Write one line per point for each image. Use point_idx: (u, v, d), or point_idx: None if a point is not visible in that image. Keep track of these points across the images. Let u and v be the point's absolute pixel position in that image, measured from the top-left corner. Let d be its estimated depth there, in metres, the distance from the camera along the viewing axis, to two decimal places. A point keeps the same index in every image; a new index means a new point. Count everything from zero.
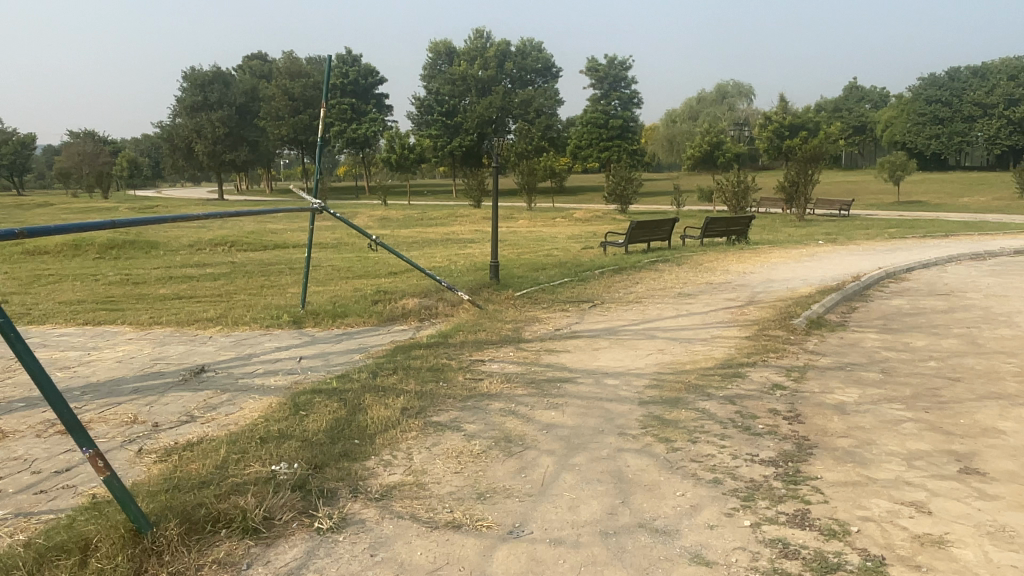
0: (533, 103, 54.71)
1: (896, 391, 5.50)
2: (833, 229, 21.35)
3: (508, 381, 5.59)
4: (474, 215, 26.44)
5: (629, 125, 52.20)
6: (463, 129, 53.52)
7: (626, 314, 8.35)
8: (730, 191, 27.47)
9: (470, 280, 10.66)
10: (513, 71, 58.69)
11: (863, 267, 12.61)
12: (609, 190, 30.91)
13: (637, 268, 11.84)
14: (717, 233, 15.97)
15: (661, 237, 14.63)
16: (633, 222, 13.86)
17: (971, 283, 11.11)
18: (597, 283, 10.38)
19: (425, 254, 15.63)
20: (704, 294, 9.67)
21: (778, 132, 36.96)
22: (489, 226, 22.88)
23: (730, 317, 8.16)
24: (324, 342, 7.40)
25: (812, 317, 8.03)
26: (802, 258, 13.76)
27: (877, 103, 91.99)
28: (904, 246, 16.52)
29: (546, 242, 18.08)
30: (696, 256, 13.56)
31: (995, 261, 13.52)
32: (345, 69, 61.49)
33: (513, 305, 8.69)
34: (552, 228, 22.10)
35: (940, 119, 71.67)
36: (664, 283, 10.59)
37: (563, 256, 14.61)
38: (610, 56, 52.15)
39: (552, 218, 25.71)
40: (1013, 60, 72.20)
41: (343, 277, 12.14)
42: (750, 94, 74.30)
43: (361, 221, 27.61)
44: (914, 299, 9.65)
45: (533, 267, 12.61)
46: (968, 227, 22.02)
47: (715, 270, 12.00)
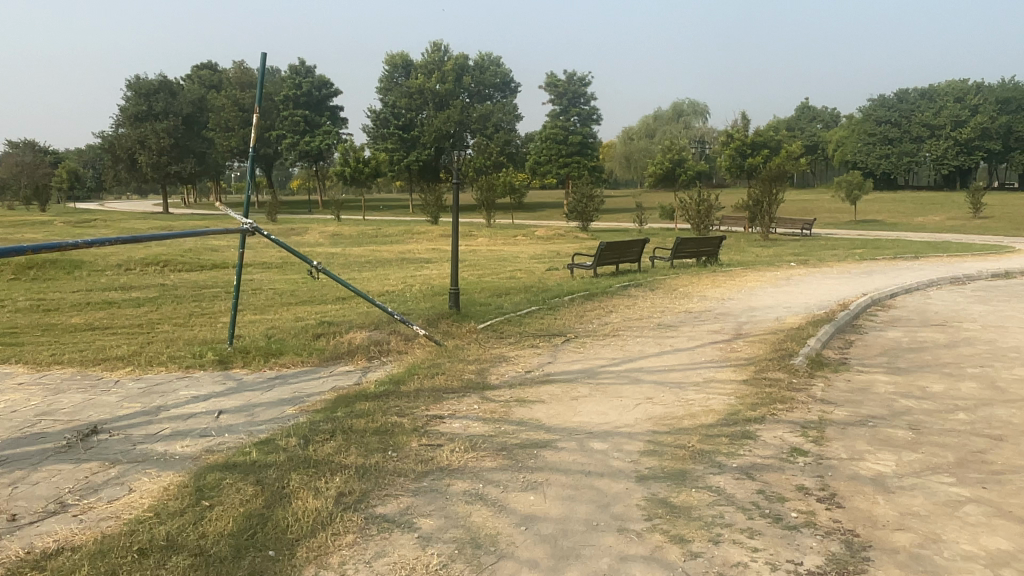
0: (491, 118, 54.07)
1: (937, 457, 4.60)
2: (801, 249, 20.80)
3: (474, 448, 4.52)
4: (431, 232, 25.41)
5: (588, 141, 51.73)
6: (420, 143, 53.19)
7: (604, 351, 7.36)
8: (693, 210, 26.91)
9: (427, 309, 9.58)
10: (471, 85, 57.62)
11: (845, 292, 11.91)
12: (570, 208, 30.17)
13: (608, 295, 10.92)
14: (688, 253, 15.17)
15: (631, 259, 13.76)
16: (602, 243, 12.93)
17: (962, 311, 10.44)
18: (568, 313, 9.40)
19: (377, 276, 14.53)
20: (685, 326, 8.76)
21: (740, 150, 36.53)
22: (447, 244, 21.85)
23: (721, 355, 7.23)
24: (251, 390, 6.22)
25: (812, 355, 7.14)
26: (779, 283, 13.01)
27: (829, 123, 93.88)
28: (878, 268, 15.96)
29: (507, 263, 17.09)
30: (669, 280, 12.70)
31: (977, 286, 12.97)
32: (298, 80, 59.95)
33: (476, 340, 7.65)
34: (513, 246, 21.14)
35: (890, 139, 73.27)
36: (639, 312, 9.66)
37: (527, 279, 13.63)
38: (570, 71, 51.86)
39: (512, 235, 24.82)
40: (958, 82, 74.18)
41: (283, 303, 10.94)
42: (705, 113, 74.91)
43: (311, 237, 26.30)
44: (911, 331, 8.88)
45: (495, 293, 11.57)
46: (933, 247, 21.76)
47: (691, 296, 11.14)
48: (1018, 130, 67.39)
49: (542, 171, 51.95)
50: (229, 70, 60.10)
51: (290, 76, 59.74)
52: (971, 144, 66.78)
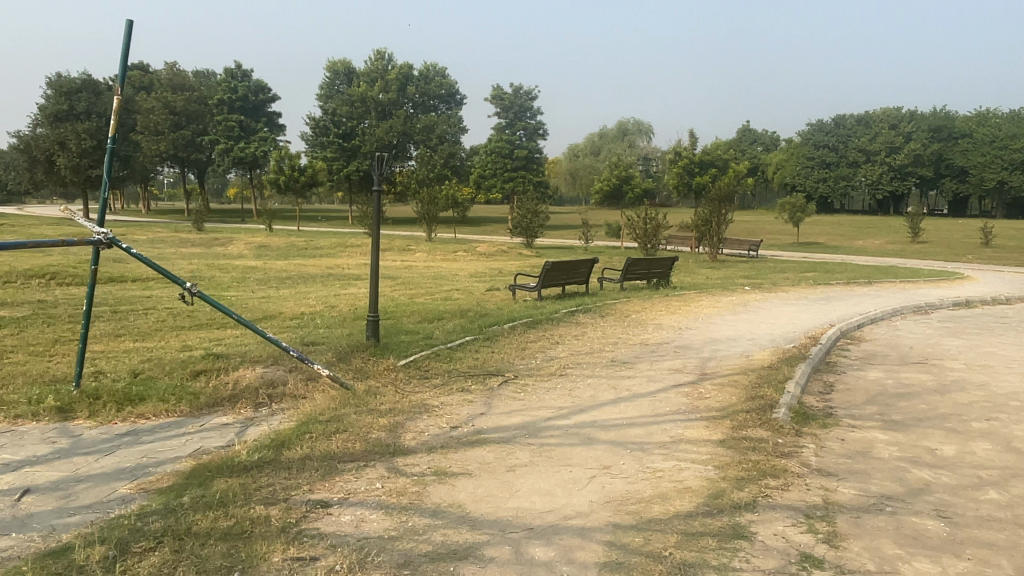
0: (435, 130, 52.64)
1: (992, 568, 3.43)
2: (752, 272, 20.04)
3: (361, 567, 3.15)
4: (365, 245, 23.82)
5: (534, 157, 50.84)
6: (361, 153, 51.47)
7: (551, 398, 6.06)
8: (640, 228, 26.05)
9: (342, 338, 8.14)
10: (416, 96, 55.93)
11: (810, 322, 10.92)
12: (514, 222, 29.06)
13: (555, 322, 9.69)
14: (639, 275, 14.07)
15: (578, 279, 12.59)
16: (547, 261, 11.69)
17: (937, 345, 9.57)
18: (509, 345, 8.09)
19: (296, 293, 13.01)
20: (642, 362, 7.54)
21: (687, 168, 35.89)
22: (380, 259, 20.35)
23: (688, 404, 6.01)
24: (83, 455, 4.73)
25: (794, 406, 5.98)
26: (737, 309, 12.02)
27: (769, 146, 95.48)
28: (835, 293, 15.21)
29: (444, 281, 15.75)
30: (620, 304, 11.56)
31: (941, 317, 12.23)
32: (234, 83, 57.94)
33: (392, 383, 6.27)
34: (452, 263, 19.81)
35: (827, 163, 74.86)
36: (587, 344, 8.44)
37: (464, 300, 12.32)
38: (516, 85, 51.16)
39: (451, 251, 23.47)
40: (892, 109, 76.28)
41: (174, 329, 9.35)
42: (650, 132, 75.14)
43: (234, 249, 24.40)
44: (893, 371, 7.88)
45: (426, 317, 10.19)
46: (881, 272, 21.35)
47: (645, 324, 10.01)
48: (948, 158, 69.63)
49: (487, 185, 50.83)
50: (160, 70, 56.80)
51: (224, 80, 57.74)
52: (904, 170, 68.78)
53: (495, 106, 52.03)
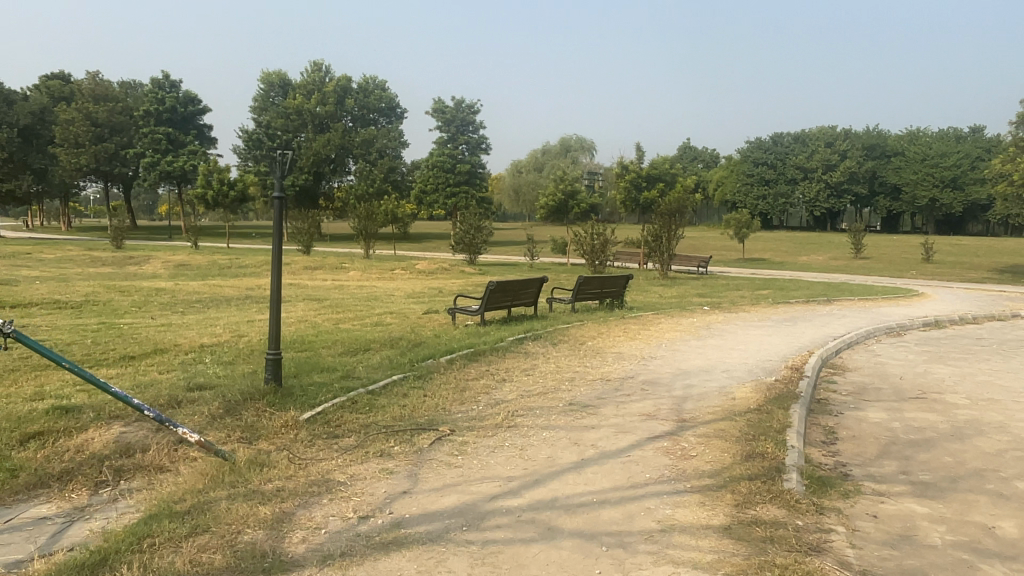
0: (375, 144, 51.07)
1: None
2: (706, 290, 19.15)
3: None
4: (294, 263, 22.03)
5: (477, 171, 49.62)
6: (298, 166, 50.18)
7: (497, 464, 4.67)
8: (587, 244, 25.08)
9: (239, 382, 6.56)
10: (355, 109, 54.23)
11: (783, 347, 9.83)
12: (456, 238, 27.76)
13: (503, 352, 8.32)
14: (592, 294, 12.86)
15: (526, 301, 11.31)
16: (492, 281, 10.33)
17: (927, 374, 8.56)
18: (446, 384, 6.69)
19: (204, 320, 11.32)
20: (606, 406, 6.22)
21: (635, 182, 33.98)
22: (308, 278, 18.67)
23: (674, 468, 4.70)
24: None
25: (806, 469, 4.70)
26: (701, 333, 10.89)
27: (709, 163, 96.39)
28: (799, 313, 14.27)
29: (378, 303, 14.28)
30: (574, 329, 10.31)
31: (917, 340, 11.34)
32: (161, 94, 54.77)
33: (288, 449, 4.79)
34: (387, 282, 18.25)
35: (766, 181, 75.91)
36: (540, 381, 7.10)
37: (398, 326, 10.86)
38: (458, 98, 50.06)
39: (389, 269, 21.90)
40: (827, 128, 77.79)
41: (35, 369, 7.61)
42: (592, 148, 74.81)
43: (148, 268, 22.27)
44: (896, 410, 6.77)
45: (349, 349, 8.65)
46: (835, 289, 20.71)
47: (604, 353, 8.76)
48: (882, 176, 71.28)
49: (429, 200, 49.30)
50: (81, 78, 53.27)
51: (150, 90, 54.95)
52: (840, 188, 70.18)
53: (437, 120, 50.71)
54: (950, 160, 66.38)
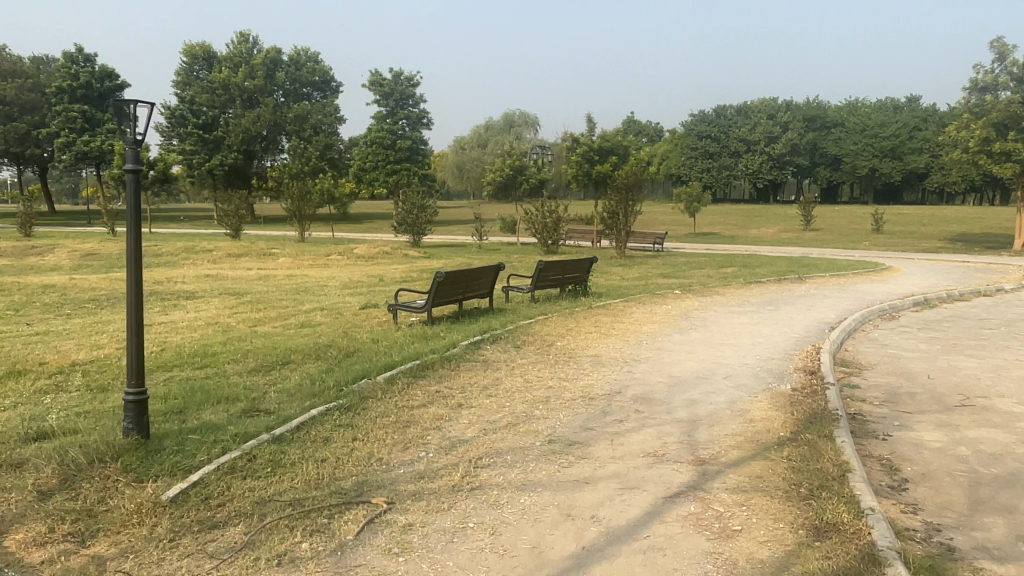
0: (309, 120, 48.78)
1: None
2: (669, 270, 17.87)
3: None
4: (217, 250, 19.91)
5: (418, 148, 47.47)
6: (225, 145, 47.29)
7: (459, 569, 3.07)
8: (539, 222, 23.56)
9: (96, 428, 4.78)
10: (286, 83, 51.36)
11: (782, 341, 8.46)
12: (398, 219, 25.92)
13: (457, 361, 6.74)
14: (553, 281, 11.33)
15: (479, 292, 9.72)
16: (439, 271, 8.66)
17: (954, 369, 7.26)
18: (384, 417, 5.07)
19: (92, 326, 9.35)
20: (598, 444, 4.70)
21: (586, 156, 32.02)
22: (231, 267, 16.67)
23: (719, 559, 3.19)
24: None
25: (908, 556, 3.22)
26: (682, 324, 9.50)
27: (653, 137, 95.45)
28: (778, 294, 13.02)
29: (308, 296, 12.47)
30: (537, 325, 8.77)
31: (917, 323, 10.16)
32: (73, 68, 48.16)
33: (132, 560, 3.11)
34: (322, 271, 16.39)
35: (710, 154, 75.54)
36: (507, 405, 5.53)
37: (327, 327, 9.12)
38: (395, 70, 47.35)
39: (324, 254, 20.00)
40: (768, 100, 77.62)
41: None
42: (536, 124, 72.43)
43: (50, 259, 19.92)
44: (952, 427, 5.41)
45: (262, 364, 6.91)
46: (800, 265, 19.62)
47: (578, 358, 7.24)
48: (823, 147, 71.58)
49: (368, 178, 47.03)
50: None
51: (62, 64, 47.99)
52: (782, 159, 70.16)
53: (374, 94, 48.05)
54: (889, 130, 66.97)
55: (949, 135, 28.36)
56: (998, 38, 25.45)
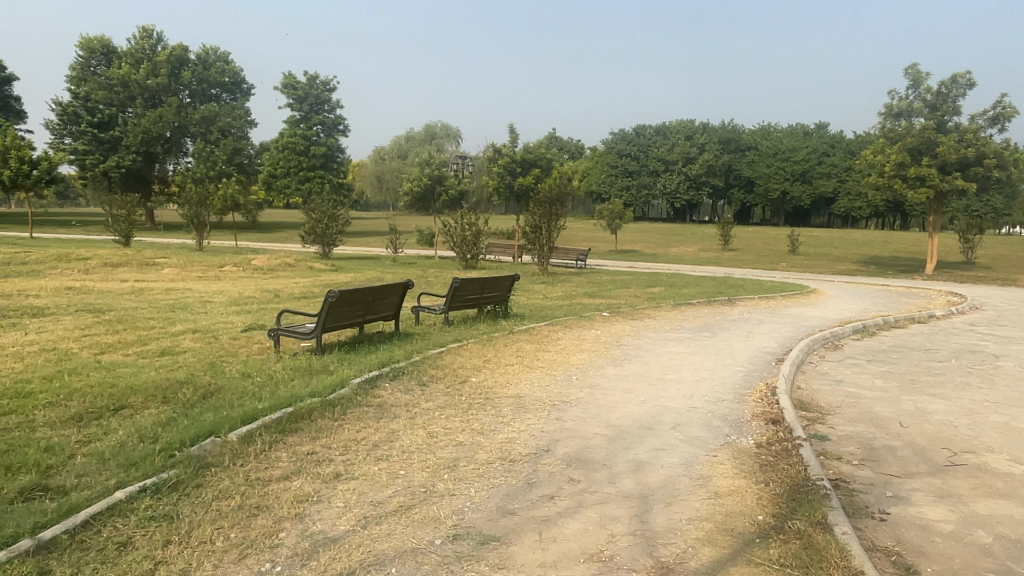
0: (216, 122, 46.00)
1: None
2: (593, 288, 16.89)
3: None
4: (92, 258, 17.73)
5: (334, 155, 45.46)
6: (122, 145, 43.99)
7: None
8: (457, 236, 22.27)
9: None
10: (192, 83, 48.33)
11: (728, 377, 7.39)
12: (306, 228, 24.12)
13: (342, 406, 5.34)
14: (469, 301, 10.03)
15: (383, 313, 8.31)
16: (332, 289, 7.15)
17: (925, 415, 6.31)
18: (224, 501, 3.66)
19: None
20: (520, 542, 3.38)
21: (508, 167, 30.90)
22: (104, 278, 14.63)
23: None
24: None
25: None
26: (614, 354, 8.34)
27: (575, 154, 95.72)
28: (712, 318, 12.10)
29: (186, 314, 10.75)
30: (449, 355, 7.43)
31: (863, 354, 9.36)
32: None
33: None
34: (209, 285, 14.55)
35: (629, 172, 76.19)
36: (400, 475, 4.15)
37: (193, 357, 7.51)
38: (310, 73, 45.15)
39: (216, 265, 18.08)
40: (686, 122, 78.90)
41: None
42: (458, 136, 71.15)
43: None
44: (960, 499, 4.34)
45: (84, 412, 5.30)
46: (727, 286, 18.97)
47: (496, 402, 5.89)
48: (737, 169, 73.09)
49: (278, 185, 44.78)
50: None
51: None
52: (699, 180, 71.28)
53: (287, 97, 45.60)
54: (800, 155, 69.10)
55: (864, 159, 28.74)
56: (913, 64, 25.91)
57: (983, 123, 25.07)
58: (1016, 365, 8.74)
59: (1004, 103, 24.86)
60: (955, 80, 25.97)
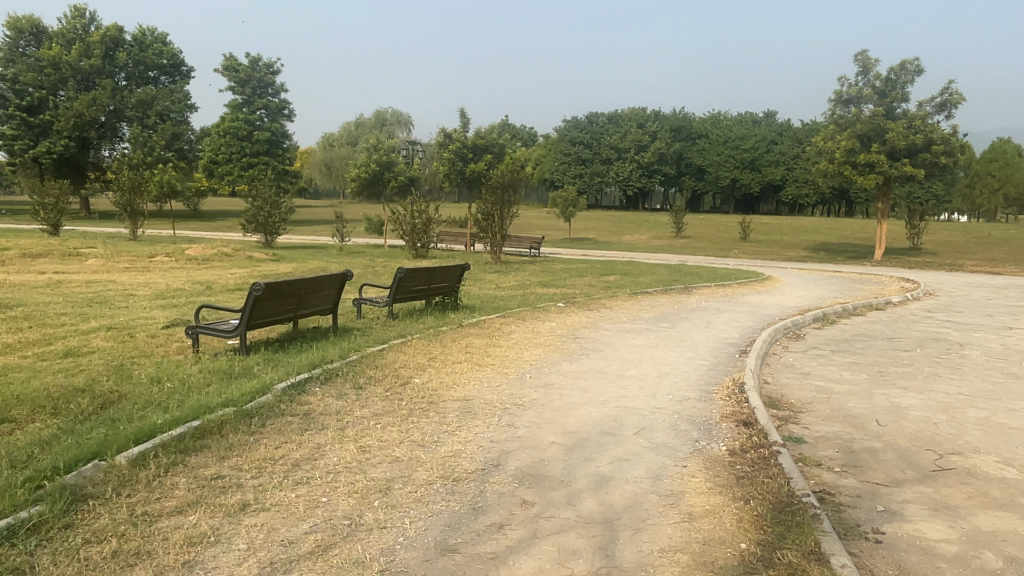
0: (154, 106, 43.96)
1: None
2: (547, 277, 16.37)
3: None
4: (9, 249, 16.46)
5: (279, 141, 43.95)
6: (53, 130, 41.74)
7: None
8: (407, 223, 21.49)
9: None
10: (129, 65, 46.09)
11: (693, 372, 6.89)
12: (247, 216, 23.01)
13: (262, 417, 4.65)
14: (416, 292, 9.39)
15: (319, 307, 7.59)
16: (257, 281, 6.41)
17: (901, 411, 5.91)
18: (93, 549, 2.96)
19: None
20: None
21: (460, 154, 30.13)
22: (19, 271, 13.47)
23: None
24: None
25: None
26: (570, 348, 7.77)
27: (527, 142, 95.04)
28: (670, 308, 11.68)
29: (104, 311, 9.81)
30: (390, 352, 6.75)
31: (826, 344, 9.03)
32: None
33: None
34: (136, 277, 13.52)
35: (582, 160, 75.94)
36: (323, 504, 3.49)
37: (98, 359, 6.66)
38: (253, 55, 43.43)
39: (147, 255, 16.96)
40: (638, 109, 78.84)
41: None
42: (409, 123, 69.82)
43: None
44: (961, 513, 3.87)
45: None
46: (683, 274, 18.64)
47: (439, 407, 5.25)
48: (688, 157, 73.35)
49: (221, 172, 43.22)
50: None
51: None
52: (651, 168, 71.44)
53: (228, 80, 43.82)
54: (749, 143, 69.75)
55: (814, 145, 28.81)
56: (863, 50, 26.00)
57: (931, 109, 25.32)
58: (982, 355, 8.47)
59: (952, 90, 25.17)
60: (904, 66, 26.15)
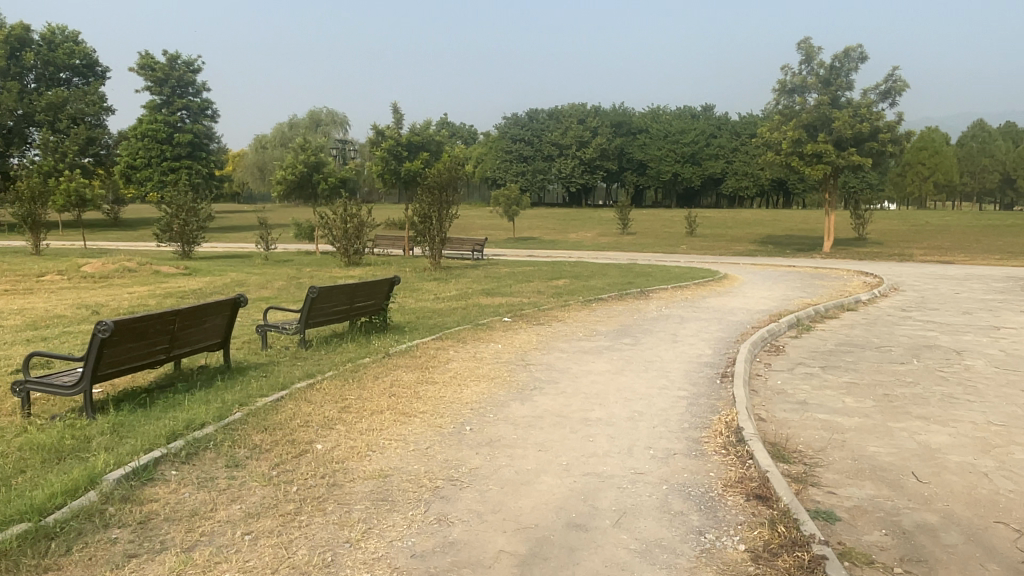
0: (66, 109, 40.81)
1: None
2: (491, 284, 14.97)
3: None
4: None
5: (202, 142, 41.40)
6: None
7: None
8: (337, 228, 19.77)
9: None
10: (36, 66, 42.77)
11: (672, 409, 5.57)
12: (161, 225, 20.96)
13: (66, 538, 3.14)
14: (335, 313, 7.88)
15: (201, 341, 6.02)
16: (103, 320, 4.82)
17: (941, 457, 4.68)
18: None
19: None
20: None
21: (393, 152, 28.40)
22: None
23: None
24: None
25: None
26: (520, 382, 6.37)
27: (468, 140, 93.35)
28: (630, 317, 10.43)
29: None
30: (288, 403, 5.21)
31: (810, 358, 7.85)
32: None
33: None
34: (11, 302, 11.54)
35: (524, 157, 74.64)
36: None
37: None
38: (170, 52, 40.71)
39: (35, 274, 14.89)
40: (578, 105, 77.76)
41: None
42: (345, 123, 67.53)
43: None
44: None
45: None
46: (636, 275, 17.48)
47: (340, 494, 3.77)
48: (629, 152, 72.38)
49: (139, 178, 40.43)
50: None
51: None
52: (593, 164, 70.39)
53: (145, 80, 41.03)
54: (688, 137, 69.70)
55: (760, 136, 28.11)
56: (806, 38, 25.37)
57: (876, 97, 24.82)
58: (988, 366, 7.39)
59: (896, 77, 24.71)
60: (848, 54, 25.63)
